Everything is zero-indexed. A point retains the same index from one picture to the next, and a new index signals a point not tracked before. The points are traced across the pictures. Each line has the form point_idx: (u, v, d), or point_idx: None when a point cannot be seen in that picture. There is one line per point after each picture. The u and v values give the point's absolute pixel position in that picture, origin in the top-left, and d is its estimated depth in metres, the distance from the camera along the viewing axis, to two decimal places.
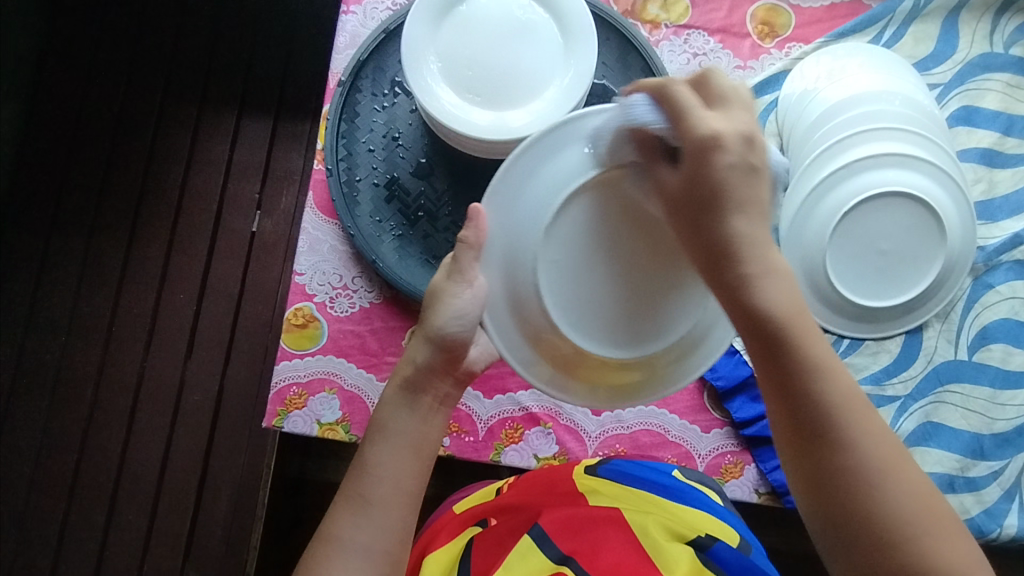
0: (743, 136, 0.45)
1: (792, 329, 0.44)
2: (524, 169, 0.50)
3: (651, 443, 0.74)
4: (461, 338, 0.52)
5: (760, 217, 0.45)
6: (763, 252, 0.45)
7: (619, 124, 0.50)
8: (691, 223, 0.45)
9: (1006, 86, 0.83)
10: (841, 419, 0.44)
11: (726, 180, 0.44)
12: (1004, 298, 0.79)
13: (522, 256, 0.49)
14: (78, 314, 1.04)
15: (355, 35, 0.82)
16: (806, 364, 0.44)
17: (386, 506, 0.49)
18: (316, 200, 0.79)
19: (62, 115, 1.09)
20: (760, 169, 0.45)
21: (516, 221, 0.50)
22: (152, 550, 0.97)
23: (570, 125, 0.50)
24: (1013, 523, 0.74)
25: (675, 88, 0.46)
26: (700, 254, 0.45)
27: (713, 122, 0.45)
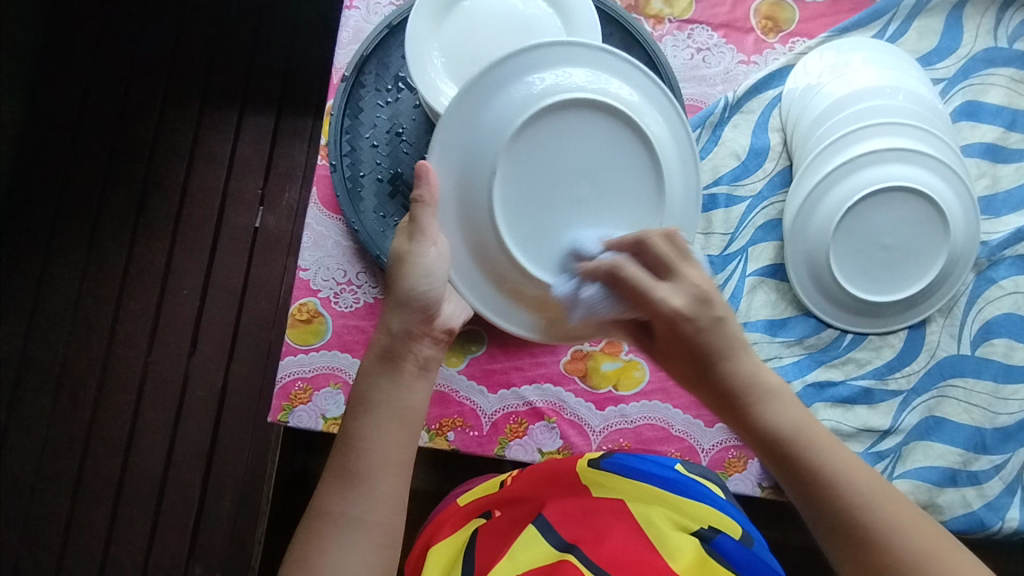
0: (695, 298, 0.47)
1: (800, 448, 0.44)
2: (470, 113, 0.55)
3: (655, 438, 0.75)
4: (432, 294, 0.54)
5: (744, 348, 0.47)
6: (755, 373, 0.46)
7: (567, 62, 0.56)
8: (689, 361, 0.47)
9: (1010, 81, 0.83)
10: (870, 516, 0.42)
11: (712, 329, 0.46)
12: (1007, 292, 0.79)
13: (478, 191, 0.55)
14: (82, 310, 1.05)
15: (358, 30, 0.82)
16: (823, 463, 0.44)
17: (376, 477, 0.48)
18: (320, 195, 0.79)
19: (65, 111, 1.09)
20: (727, 320, 0.47)
21: (468, 163, 0.55)
22: (157, 545, 0.98)
23: (518, 60, 0.55)
24: (1015, 516, 0.74)
25: (627, 268, 0.48)
26: (714, 398, 0.47)
27: (671, 292, 0.47)
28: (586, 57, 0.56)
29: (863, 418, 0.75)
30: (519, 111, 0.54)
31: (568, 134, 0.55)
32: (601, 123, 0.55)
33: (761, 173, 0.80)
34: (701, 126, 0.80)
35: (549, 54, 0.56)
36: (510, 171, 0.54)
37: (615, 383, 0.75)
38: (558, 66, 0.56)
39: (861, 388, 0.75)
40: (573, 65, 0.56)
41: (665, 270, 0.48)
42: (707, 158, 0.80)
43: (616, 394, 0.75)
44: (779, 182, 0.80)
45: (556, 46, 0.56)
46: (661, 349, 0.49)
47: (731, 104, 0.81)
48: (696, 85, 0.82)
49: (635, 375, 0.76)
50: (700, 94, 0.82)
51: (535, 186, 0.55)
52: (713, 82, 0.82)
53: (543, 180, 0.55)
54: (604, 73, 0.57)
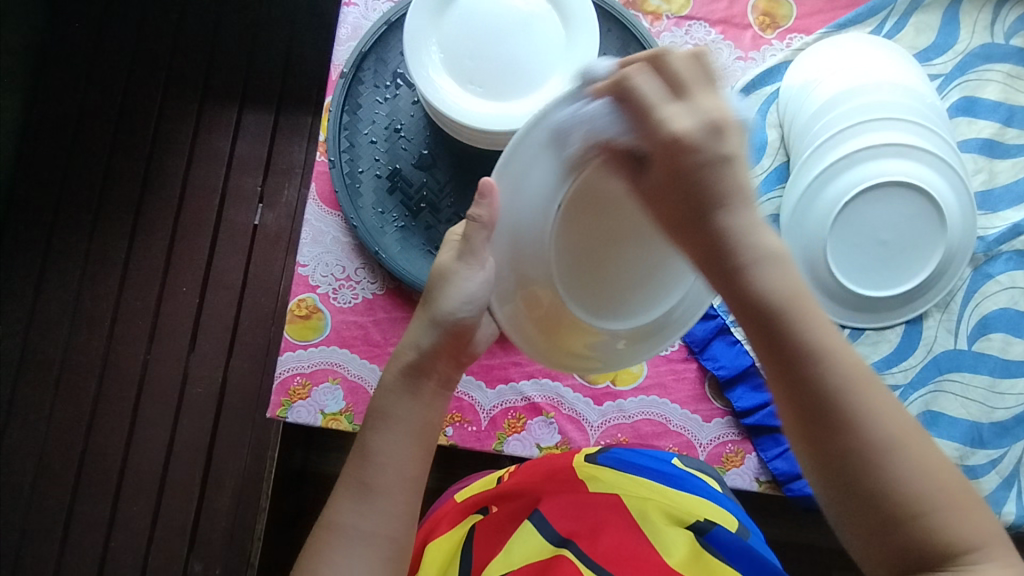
0: (707, 126, 0.43)
1: (791, 316, 0.42)
2: (537, 153, 0.48)
3: (653, 433, 0.75)
4: (467, 321, 0.53)
5: (747, 203, 0.42)
6: (750, 229, 0.42)
7: (662, 110, 0.46)
8: (682, 208, 0.42)
9: (1007, 77, 0.83)
10: (852, 402, 0.41)
11: (701, 164, 0.42)
12: (1004, 287, 0.79)
13: (535, 255, 0.49)
14: (82, 306, 1.05)
15: (357, 27, 0.82)
16: (805, 348, 0.41)
17: (389, 492, 0.50)
18: (319, 191, 0.79)
19: (65, 108, 1.09)
20: (731, 159, 0.42)
21: (526, 219, 0.48)
22: (157, 541, 0.98)
23: (605, 103, 0.45)
24: (1013, 510, 0.74)
25: (634, 79, 0.44)
26: (698, 252, 0.43)
27: (678, 117, 0.43)
28: (689, 112, 0.46)
29: None
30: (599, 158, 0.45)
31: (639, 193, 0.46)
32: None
33: (759, 169, 0.80)
34: None
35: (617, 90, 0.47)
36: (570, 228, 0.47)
37: (613, 378, 0.76)
38: (622, 101, 0.46)
39: None
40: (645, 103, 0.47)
41: (651, 111, 0.43)
42: None
43: (615, 389, 0.76)
44: (776, 177, 0.80)
45: (649, 90, 0.45)
46: (644, 181, 0.44)
47: None
48: None
49: (633, 370, 0.76)
50: None
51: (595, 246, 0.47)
52: None
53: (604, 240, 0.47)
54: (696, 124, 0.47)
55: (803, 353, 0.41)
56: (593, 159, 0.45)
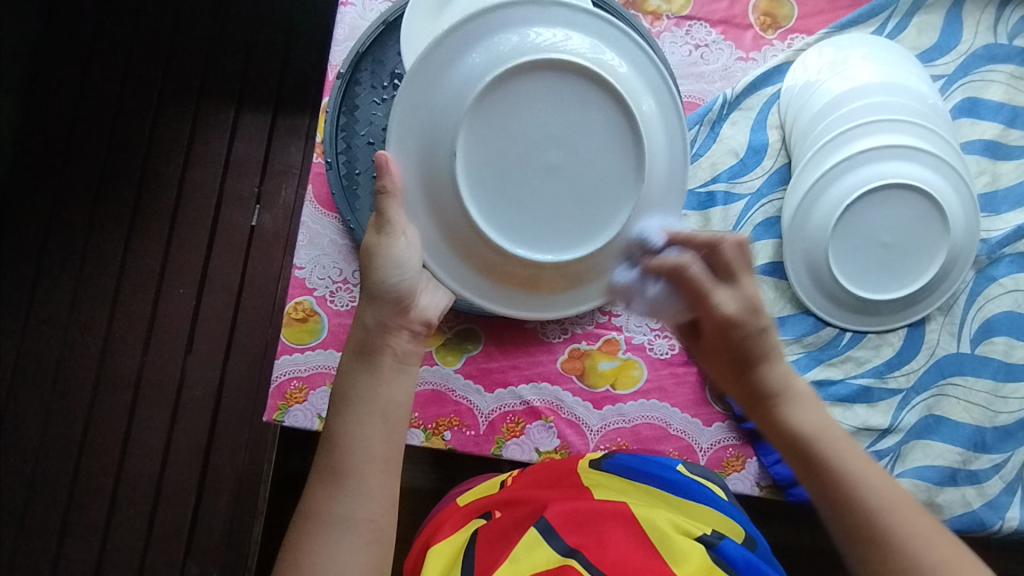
0: (748, 306, 0.52)
1: (817, 446, 0.49)
2: (432, 91, 0.58)
3: (653, 437, 0.74)
4: (406, 284, 0.56)
5: (780, 360, 0.53)
6: (787, 381, 0.52)
7: (539, 23, 0.58)
8: (730, 364, 0.54)
9: (1010, 78, 0.82)
10: (881, 513, 0.45)
11: (757, 335, 0.52)
12: (1007, 290, 0.78)
13: (439, 158, 0.58)
14: (78, 308, 1.04)
15: (354, 27, 0.82)
16: (842, 466, 0.48)
17: (362, 475, 0.49)
18: (316, 193, 0.78)
19: (61, 108, 1.08)
20: (768, 330, 0.52)
21: (428, 138, 0.58)
22: (153, 545, 0.97)
23: (491, 18, 0.57)
24: (1016, 516, 0.74)
25: (689, 268, 0.53)
26: (743, 392, 0.54)
27: (728, 298, 0.53)
28: (563, 15, 0.58)
29: (863, 417, 0.74)
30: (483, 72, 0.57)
31: (525, 98, 0.57)
32: (561, 88, 0.57)
33: (760, 171, 0.79)
34: (698, 123, 0.80)
35: (513, 14, 0.57)
36: (473, 133, 0.57)
37: (612, 382, 0.75)
38: (518, 25, 0.57)
39: (860, 387, 0.75)
40: (544, 24, 0.58)
41: (704, 293, 0.53)
42: (705, 156, 0.80)
43: (614, 393, 0.75)
44: (777, 179, 0.79)
45: (525, 6, 0.58)
46: (704, 344, 0.56)
47: (729, 101, 0.80)
48: (695, 82, 0.81)
49: (633, 374, 0.75)
50: (699, 91, 0.82)
51: (503, 153, 0.58)
52: (711, 79, 0.82)
53: (508, 146, 0.58)
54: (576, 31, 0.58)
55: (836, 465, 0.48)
56: (676, 314, 0.56)
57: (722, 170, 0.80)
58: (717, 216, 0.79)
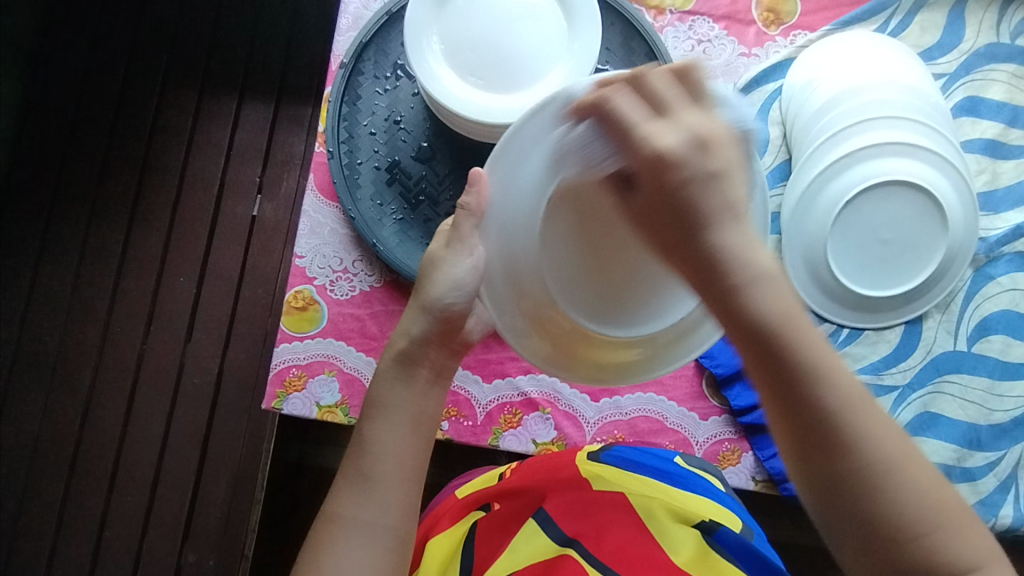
0: (692, 141, 0.44)
1: (786, 340, 0.42)
2: (528, 151, 0.51)
3: (649, 430, 0.74)
4: (459, 306, 0.55)
5: (740, 223, 0.43)
6: (749, 251, 0.43)
7: (675, 98, 0.48)
8: (672, 223, 0.44)
9: (1011, 77, 0.82)
10: (846, 424, 0.41)
11: (687, 185, 0.43)
12: (1005, 289, 0.78)
13: (524, 228, 0.51)
14: (79, 294, 1.04)
15: (357, 17, 0.82)
16: (804, 366, 0.42)
17: (388, 481, 0.50)
18: (317, 182, 0.79)
19: (64, 96, 1.09)
20: (725, 173, 0.44)
21: (521, 196, 0.51)
22: (151, 530, 0.98)
23: (619, 84, 0.48)
24: (1010, 513, 0.74)
25: (613, 101, 0.45)
26: (692, 270, 0.43)
27: (664, 132, 0.44)
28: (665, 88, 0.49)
29: None
30: (595, 135, 0.49)
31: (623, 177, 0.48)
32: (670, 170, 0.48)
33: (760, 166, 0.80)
34: None
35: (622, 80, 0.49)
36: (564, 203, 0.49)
37: None
38: (623, 95, 0.49)
39: None
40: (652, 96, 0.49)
41: (627, 132, 0.44)
42: None
43: (612, 385, 0.75)
44: (778, 175, 0.80)
45: (663, 78, 0.47)
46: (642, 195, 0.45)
47: None
48: None
49: None
50: None
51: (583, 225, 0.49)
52: (714, 74, 0.82)
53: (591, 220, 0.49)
54: (704, 114, 0.48)
55: (806, 368, 0.42)
56: (605, 164, 0.46)
57: None
58: None
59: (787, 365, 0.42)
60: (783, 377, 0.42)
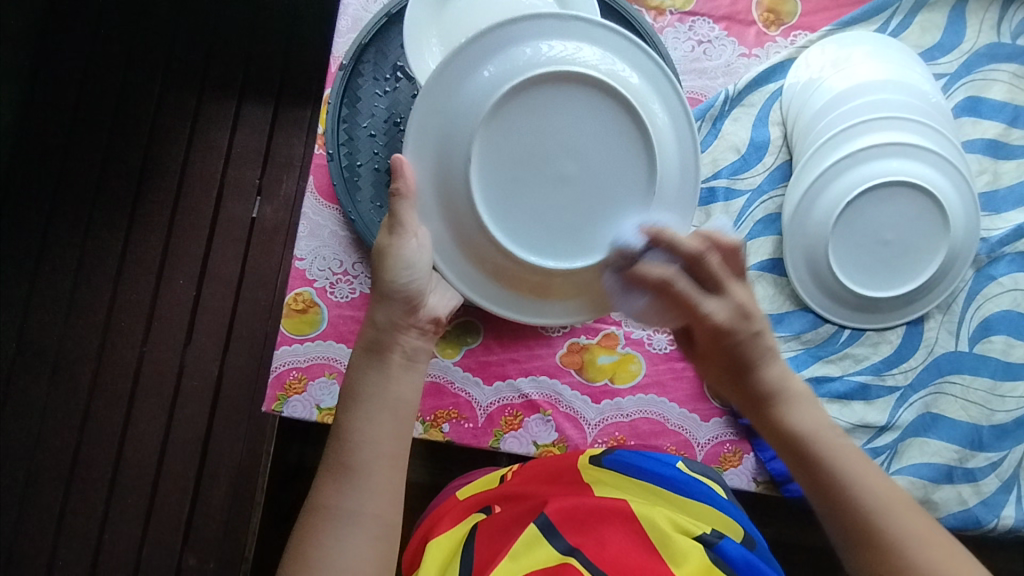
0: (736, 313, 0.53)
1: (818, 446, 0.51)
2: (444, 104, 0.56)
3: (651, 431, 0.74)
4: (417, 286, 0.55)
5: (775, 360, 0.54)
6: (783, 379, 0.54)
7: (546, 33, 0.56)
8: (729, 368, 0.54)
9: (1012, 77, 0.82)
10: (870, 503, 0.48)
11: (750, 340, 0.53)
12: (1007, 289, 0.78)
13: (455, 174, 0.55)
14: (78, 297, 1.04)
15: (357, 19, 0.81)
16: (830, 464, 0.50)
17: (369, 470, 0.49)
18: (316, 184, 0.78)
19: (62, 98, 1.08)
20: (762, 334, 0.53)
21: (443, 146, 0.56)
22: (152, 533, 0.98)
23: (500, 32, 0.55)
24: (1011, 514, 0.74)
25: (676, 283, 0.52)
26: (745, 400, 0.55)
27: (724, 301, 0.53)
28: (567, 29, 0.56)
29: (860, 414, 0.74)
30: (506, 80, 0.54)
31: (544, 111, 0.55)
32: (578, 98, 0.56)
33: (761, 167, 0.79)
34: (701, 119, 0.80)
35: (528, 29, 0.55)
36: (488, 144, 0.55)
37: (611, 376, 0.75)
38: (531, 39, 0.55)
39: (858, 384, 0.75)
40: (560, 39, 0.56)
41: (696, 303, 0.52)
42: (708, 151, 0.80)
43: (612, 387, 0.75)
44: (779, 176, 0.79)
45: (528, 20, 0.55)
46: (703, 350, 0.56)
47: (731, 98, 0.80)
48: (697, 78, 0.81)
49: (631, 369, 0.75)
50: (701, 86, 0.81)
51: (513, 163, 0.56)
52: (714, 75, 0.82)
53: (519, 158, 0.56)
54: (575, 39, 0.56)
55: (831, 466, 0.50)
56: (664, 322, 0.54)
57: (723, 166, 0.80)
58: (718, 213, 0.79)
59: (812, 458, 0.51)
60: (812, 468, 0.51)
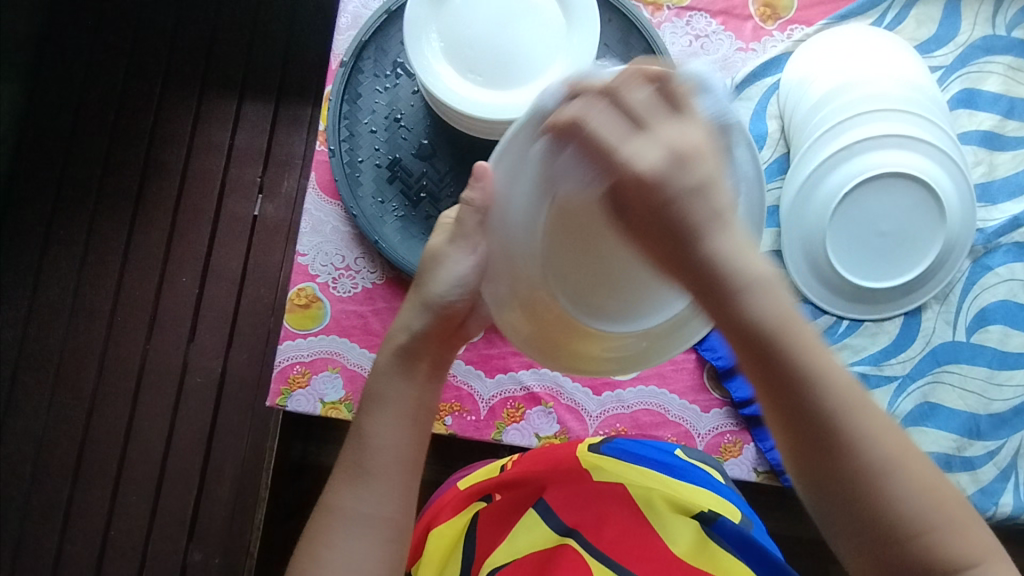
0: (672, 155, 0.42)
1: (784, 341, 0.43)
2: (530, 137, 0.47)
3: (651, 423, 0.75)
4: (459, 305, 0.53)
5: (728, 225, 0.42)
6: (739, 250, 0.42)
7: (653, 83, 0.47)
8: (659, 241, 0.42)
9: (1007, 69, 0.83)
10: (839, 420, 0.43)
11: (690, 193, 0.41)
12: (1003, 279, 0.79)
13: (514, 210, 0.47)
14: (82, 295, 1.05)
15: (356, 16, 0.82)
16: (799, 370, 0.43)
17: (384, 474, 0.49)
18: (318, 181, 0.79)
19: (65, 98, 1.09)
20: (711, 183, 0.42)
21: (515, 174, 0.47)
22: (157, 529, 0.98)
23: (602, 76, 0.47)
24: (1009, 501, 0.75)
25: (590, 121, 0.43)
26: (692, 288, 0.43)
27: (672, 132, 0.42)
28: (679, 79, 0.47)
29: None
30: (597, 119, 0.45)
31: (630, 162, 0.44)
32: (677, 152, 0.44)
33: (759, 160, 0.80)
34: None
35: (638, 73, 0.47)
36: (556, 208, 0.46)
37: None
38: (638, 84, 0.47)
39: (856, 374, 0.76)
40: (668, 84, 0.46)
41: (623, 137, 0.42)
42: None
43: (613, 379, 0.76)
44: (776, 168, 0.80)
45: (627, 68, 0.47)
46: (630, 214, 0.42)
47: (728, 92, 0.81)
48: None
49: None
50: None
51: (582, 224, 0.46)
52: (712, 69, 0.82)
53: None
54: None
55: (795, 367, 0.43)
56: (591, 183, 0.43)
57: None
58: None
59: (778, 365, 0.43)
60: (782, 378, 0.43)
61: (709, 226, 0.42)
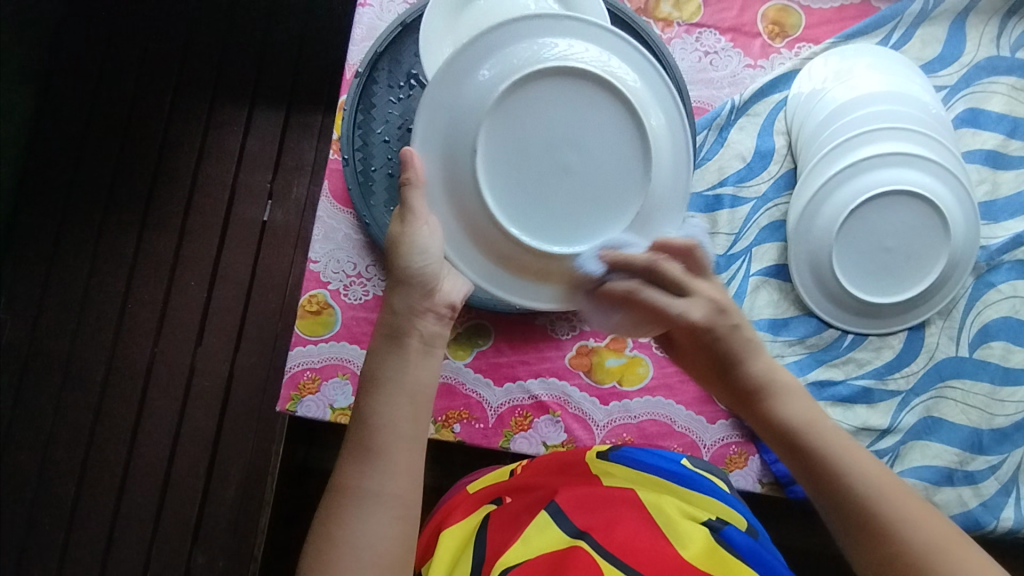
0: (712, 308, 0.55)
1: (808, 441, 0.51)
2: (448, 100, 0.57)
3: (657, 433, 0.76)
4: (431, 270, 0.56)
5: (760, 357, 0.55)
6: (768, 373, 0.55)
7: (546, 32, 0.58)
8: (711, 365, 0.57)
9: (1011, 89, 0.84)
10: (875, 510, 0.47)
11: (731, 332, 0.55)
12: (1005, 296, 0.80)
13: (462, 166, 0.57)
14: (91, 297, 1.06)
15: (372, 28, 0.83)
16: (832, 471, 0.50)
17: (390, 452, 0.50)
18: (331, 189, 0.80)
19: (77, 103, 1.10)
20: (741, 326, 0.55)
21: (452, 144, 0.57)
22: (161, 532, 0.99)
23: (496, 35, 0.57)
24: (1010, 516, 0.76)
25: (642, 290, 0.54)
26: (732, 397, 0.57)
27: (702, 290, 0.55)
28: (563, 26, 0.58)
29: (862, 418, 0.76)
30: (508, 75, 0.56)
31: (546, 101, 0.56)
32: (579, 88, 0.57)
33: (766, 175, 0.81)
34: (707, 128, 0.81)
35: (529, 27, 0.57)
36: (494, 133, 0.56)
37: (619, 378, 0.77)
38: (536, 36, 0.57)
39: (861, 388, 0.77)
40: (574, 39, 0.58)
41: (679, 285, 0.54)
42: (713, 159, 0.82)
43: (621, 389, 0.76)
44: (783, 184, 0.81)
45: (530, 18, 0.57)
46: (681, 349, 0.59)
47: (737, 107, 0.82)
48: (704, 88, 0.83)
49: (639, 371, 0.77)
50: (707, 96, 0.83)
51: (518, 147, 0.57)
52: (721, 85, 0.84)
53: (527, 144, 0.57)
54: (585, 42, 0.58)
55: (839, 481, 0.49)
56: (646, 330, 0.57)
57: (729, 175, 0.81)
58: (724, 220, 0.80)
59: (807, 461, 0.51)
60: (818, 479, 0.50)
61: (738, 359, 0.55)
